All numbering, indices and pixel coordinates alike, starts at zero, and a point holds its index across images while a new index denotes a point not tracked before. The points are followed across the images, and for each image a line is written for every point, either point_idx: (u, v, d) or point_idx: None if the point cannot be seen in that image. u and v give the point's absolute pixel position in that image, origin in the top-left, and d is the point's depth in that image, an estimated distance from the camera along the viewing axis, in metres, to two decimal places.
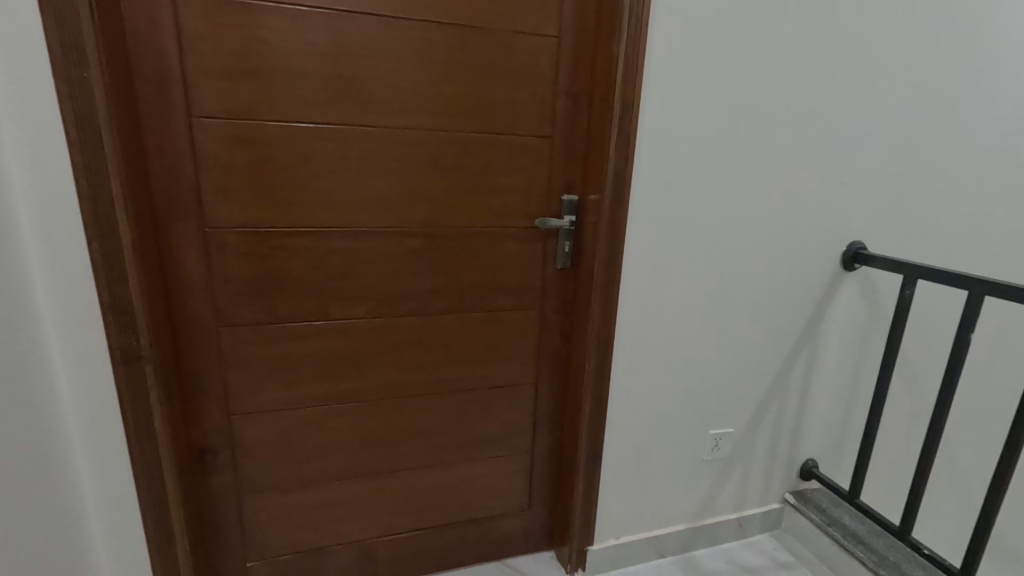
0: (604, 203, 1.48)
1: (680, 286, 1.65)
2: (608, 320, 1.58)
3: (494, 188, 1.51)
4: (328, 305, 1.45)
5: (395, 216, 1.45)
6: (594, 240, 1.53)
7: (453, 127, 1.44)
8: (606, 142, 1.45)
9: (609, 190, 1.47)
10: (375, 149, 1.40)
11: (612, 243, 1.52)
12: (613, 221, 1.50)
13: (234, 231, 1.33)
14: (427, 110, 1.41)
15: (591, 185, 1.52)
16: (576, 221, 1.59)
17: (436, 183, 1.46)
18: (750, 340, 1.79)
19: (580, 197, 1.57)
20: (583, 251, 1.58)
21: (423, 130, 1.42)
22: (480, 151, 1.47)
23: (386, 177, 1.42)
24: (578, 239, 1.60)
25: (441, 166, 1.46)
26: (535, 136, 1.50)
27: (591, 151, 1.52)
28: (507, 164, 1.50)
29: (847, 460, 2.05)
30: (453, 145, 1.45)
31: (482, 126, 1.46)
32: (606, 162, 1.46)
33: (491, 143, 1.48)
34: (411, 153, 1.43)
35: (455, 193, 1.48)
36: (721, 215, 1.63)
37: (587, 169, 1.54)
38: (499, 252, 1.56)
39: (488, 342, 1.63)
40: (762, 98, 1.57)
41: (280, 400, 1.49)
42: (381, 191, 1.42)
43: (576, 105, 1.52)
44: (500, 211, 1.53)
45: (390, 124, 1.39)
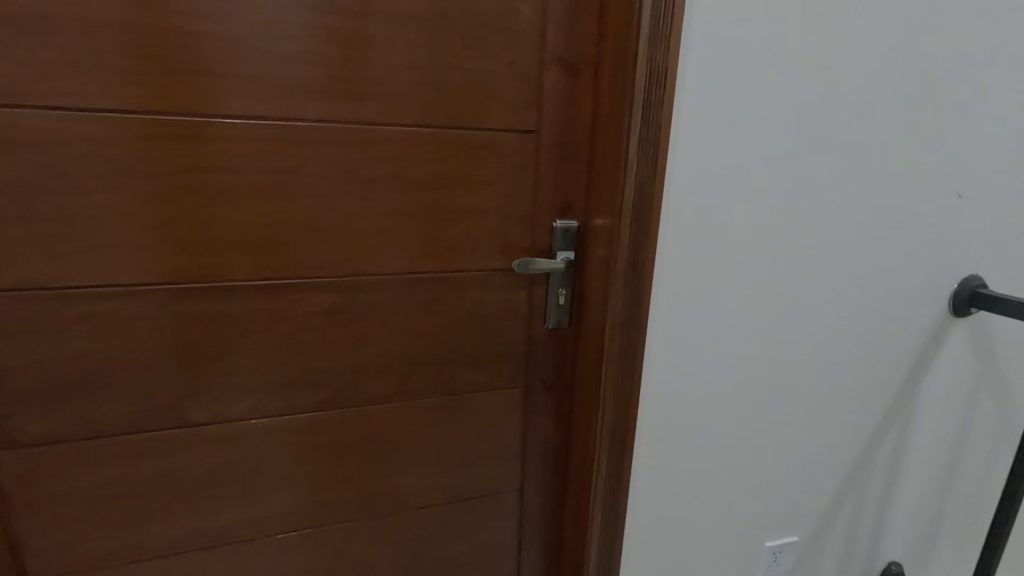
0: (619, 233, 0.95)
1: (730, 349, 1.13)
2: (625, 406, 1.05)
3: (448, 213, 0.97)
4: (185, 402, 0.92)
5: (291, 262, 0.92)
6: (605, 290, 0.99)
7: (379, 119, 0.90)
8: (621, 137, 0.92)
9: (627, 214, 0.93)
10: (250, 156, 0.86)
11: (633, 297, 0.98)
12: (634, 261, 0.96)
13: (6, 296, 0.80)
14: (332, 92, 0.87)
15: (597, 204, 0.99)
16: (577, 258, 1.04)
17: (357, 207, 0.93)
18: (823, 416, 1.27)
19: (582, 222, 1.03)
20: (587, 304, 1.05)
21: (329, 124, 0.88)
22: (423, 155, 0.94)
23: (274, 201, 0.89)
24: (581, 286, 1.05)
25: (362, 182, 0.92)
26: (510, 132, 0.97)
27: (597, 154, 0.98)
28: (467, 176, 0.97)
29: (940, 560, 1.54)
30: (380, 149, 0.91)
31: (426, 117, 0.92)
32: (621, 169, 0.93)
33: (442, 141, 0.94)
34: (311, 161, 0.89)
35: (387, 220, 0.95)
36: (792, 246, 1.10)
37: (592, 178, 1.00)
38: (459, 309, 1.03)
39: (449, 439, 1.10)
40: (857, 70, 1.03)
41: (111, 552, 0.94)
42: (265, 224, 0.89)
43: (576, 81, 0.97)
44: (460, 248, 1.00)
45: (274, 115, 0.86)
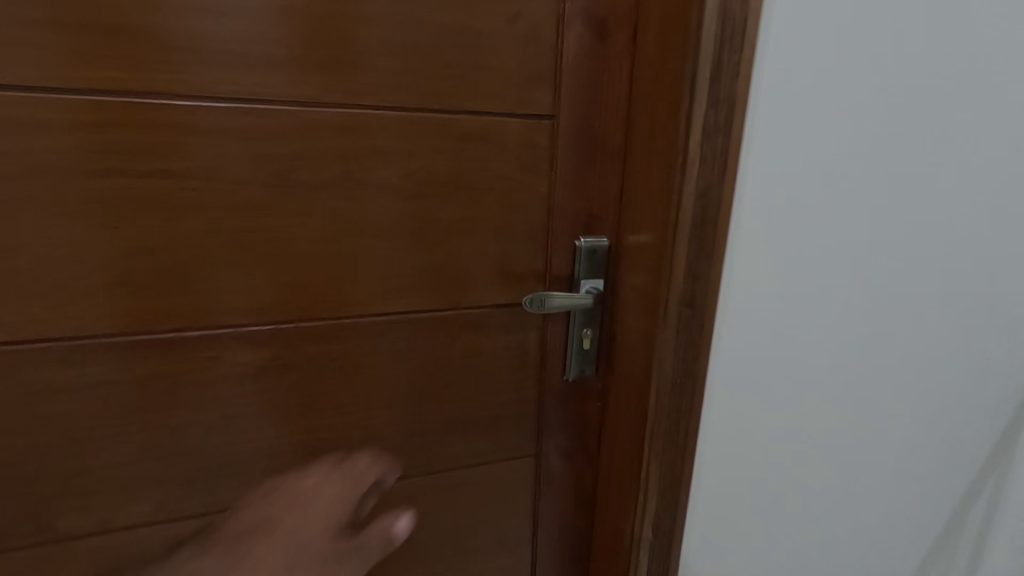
0: (670, 262, 0.67)
1: (804, 400, 0.87)
2: (674, 491, 0.77)
3: (429, 231, 0.70)
4: (57, 506, 0.65)
5: (205, 305, 0.64)
6: (649, 339, 0.71)
7: (327, 97, 0.63)
8: (675, 124, 0.62)
9: (682, 236, 0.65)
10: (136, 153, 0.59)
11: (688, 349, 0.70)
12: (689, 301, 0.68)
13: None
14: (257, 59, 0.60)
15: (636, 217, 0.71)
16: (608, 290, 0.78)
17: (299, 224, 0.65)
18: (907, 475, 1.02)
19: (614, 242, 0.76)
20: (620, 353, 0.77)
21: (253, 106, 0.61)
22: (393, 151, 0.66)
23: (176, 218, 0.61)
24: (614, 329, 0.78)
25: (305, 189, 0.64)
26: (514, 118, 0.69)
27: (636, 147, 0.70)
28: (456, 179, 0.69)
29: None
30: (330, 142, 0.64)
31: (396, 96, 0.65)
32: (673, 171, 0.64)
33: (420, 130, 0.66)
34: (231, 160, 0.61)
35: (343, 243, 0.67)
36: (893, 269, 0.83)
37: (628, 182, 0.72)
38: (447, 361, 0.75)
39: (438, 528, 0.83)
40: (994, 34, 0.76)
41: None
42: (163, 251, 0.62)
43: (608, 45, 0.69)
44: (447, 279, 0.72)
45: (170, 93, 0.58)
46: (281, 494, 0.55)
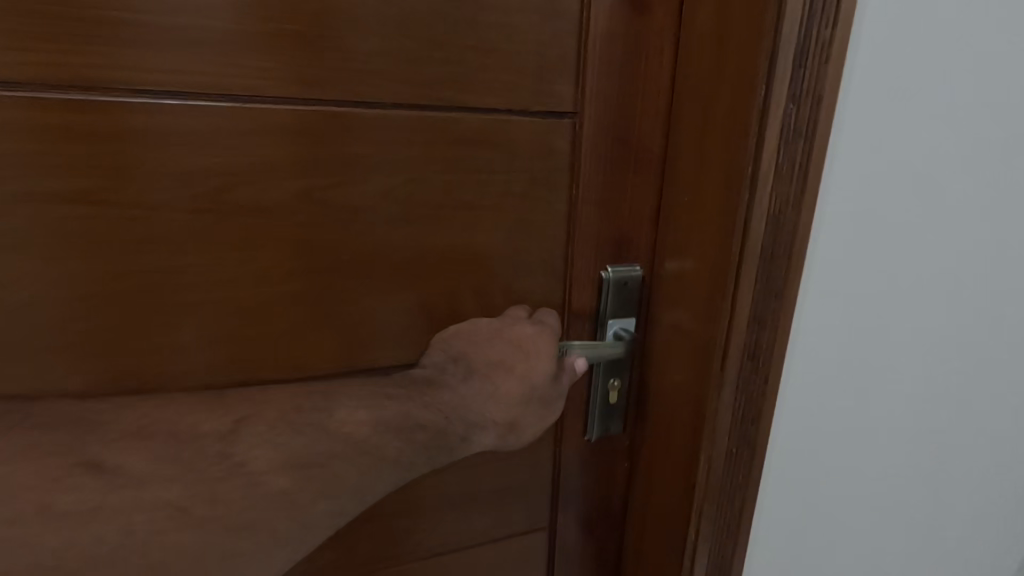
0: (728, 304, 0.52)
1: (903, 478, 0.67)
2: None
3: (416, 264, 0.54)
4: None
5: (117, 369, 0.48)
6: (698, 398, 0.56)
7: (274, 90, 0.46)
8: (743, 127, 0.47)
9: (747, 271, 0.50)
10: (6, 169, 0.42)
11: (747, 411, 0.55)
12: (751, 353, 0.53)
13: None
14: (176, 39, 0.43)
15: (680, 244, 0.56)
16: (641, 331, 0.63)
17: (243, 261, 0.49)
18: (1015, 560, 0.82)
19: (650, 272, 0.61)
20: (657, 410, 0.63)
21: (171, 102, 0.44)
22: (368, 162, 0.50)
23: (69, 256, 0.45)
24: (648, 380, 0.63)
25: (249, 213, 0.48)
26: (525, 118, 0.53)
27: (682, 155, 0.55)
28: (450, 197, 0.53)
29: None
30: (279, 149, 0.47)
31: (370, 89, 0.48)
32: (738, 189, 0.48)
33: (402, 135, 0.50)
34: (143, 175, 0.45)
35: (302, 281, 0.51)
36: (1013, 311, 0.65)
37: (671, 199, 0.57)
38: None
39: None
40: None
41: None
42: (53, 298, 0.45)
43: (647, 24, 0.54)
44: (440, 322, 0.57)
45: (55, 81, 0.42)
46: (502, 336, 0.56)
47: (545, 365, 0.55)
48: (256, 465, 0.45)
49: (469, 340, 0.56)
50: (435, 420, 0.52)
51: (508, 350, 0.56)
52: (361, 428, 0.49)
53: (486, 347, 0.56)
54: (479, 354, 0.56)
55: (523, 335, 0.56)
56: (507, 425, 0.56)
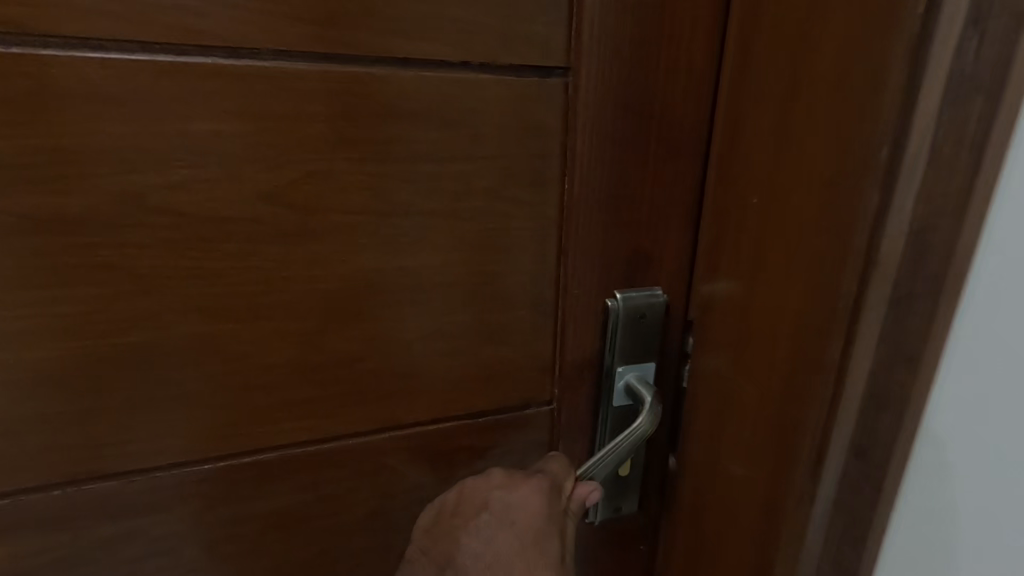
0: (832, 367, 0.34)
1: None
2: None
3: (335, 298, 0.37)
4: None
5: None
6: (771, 503, 0.38)
7: (81, 25, 0.28)
8: (873, 86, 0.29)
9: (868, 318, 0.32)
10: None
11: (850, 539, 0.36)
12: (860, 449, 0.35)
13: None
14: None
15: (744, 274, 0.38)
16: (677, 388, 0.45)
17: (54, 300, 0.32)
18: None
19: (696, 311, 0.43)
20: (700, 502, 0.45)
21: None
22: (246, 144, 0.32)
23: None
24: (685, 457, 0.45)
25: (56, 228, 0.30)
26: (493, 76, 0.35)
27: (749, 140, 0.37)
28: (380, 197, 0.35)
29: None
30: (96, 124, 0.30)
31: (241, 28, 0.30)
32: (859, 191, 0.31)
33: (300, 102, 0.32)
34: None
35: (153, 328, 0.34)
36: None
37: (728, 205, 0.39)
38: (383, 517, 0.42)
39: None
40: None
41: None
42: None
43: None
44: (379, 379, 0.39)
45: None
46: (489, 510, 0.41)
47: (549, 551, 0.41)
48: None
49: (443, 531, 0.41)
50: None
51: (497, 547, 0.41)
52: None
53: (475, 537, 0.41)
54: (461, 553, 0.41)
55: (515, 501, 0.41)
56: None
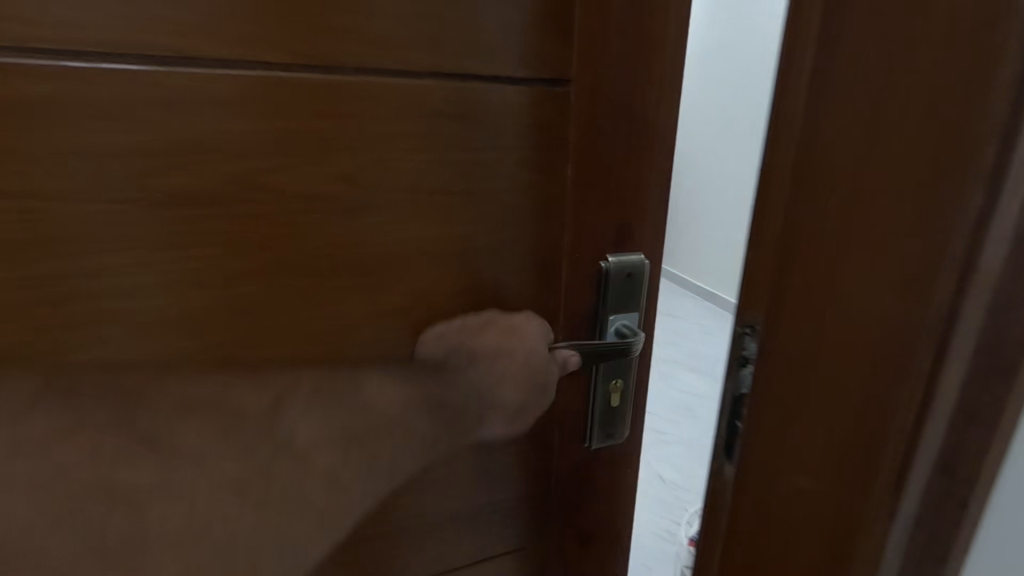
0: (912, 411, 0.25)
1: None
2: None
3: (391, 261, 0.47)
4: None
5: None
6: (844, 531, 0.29)
7: (218, 49, 0.38)
8: (994, 55, 0.21)
9: (972, 318, 0.23)
10: None
11: (927, 570, 0.27)
12: (945, 461, 0.25)
13: None
14: None
15: (825, 240, 0.27)
16: (737, 392, 0.34)
17: (186, 261, 0.41)
18: None
19: (761, 315, 0.31)
20: (759, 535, 0.33)
21: (71, 65, 0.35)
22: (324, 143, 0.42)
23: None
24: (743, 469, 0.33)
25: (191, 205, 0.40)
26: (512, 87, 0.46)
27: (841, 47, 0.25)
28: (428, 181, 0.46)
29: None
30: (225, 125, 0.39)
31: (331, 52, 0.40)
32: (959, 192, 0.23)
33: (369, 107, 0.42)
34: (60, 156, 0.36)
35: (260, 284, 0.43)
36: None
37: (818, 138, 0.27)
38: None
39: None
40: None
41: None
42: None
43: None
44: (421, 326, 0.49)
45: None
46: (505, 324, 0.50)
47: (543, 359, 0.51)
48: (299, 437, 0.38)
49: (471, 327, 0.49)
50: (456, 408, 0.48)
51: (514, 345, 0.50)
52: (392, 404, 0.43)
53: (495, 335, 0.50)
54: (483, 342, 0.49)
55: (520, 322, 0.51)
56: (509, 415, 0.50)
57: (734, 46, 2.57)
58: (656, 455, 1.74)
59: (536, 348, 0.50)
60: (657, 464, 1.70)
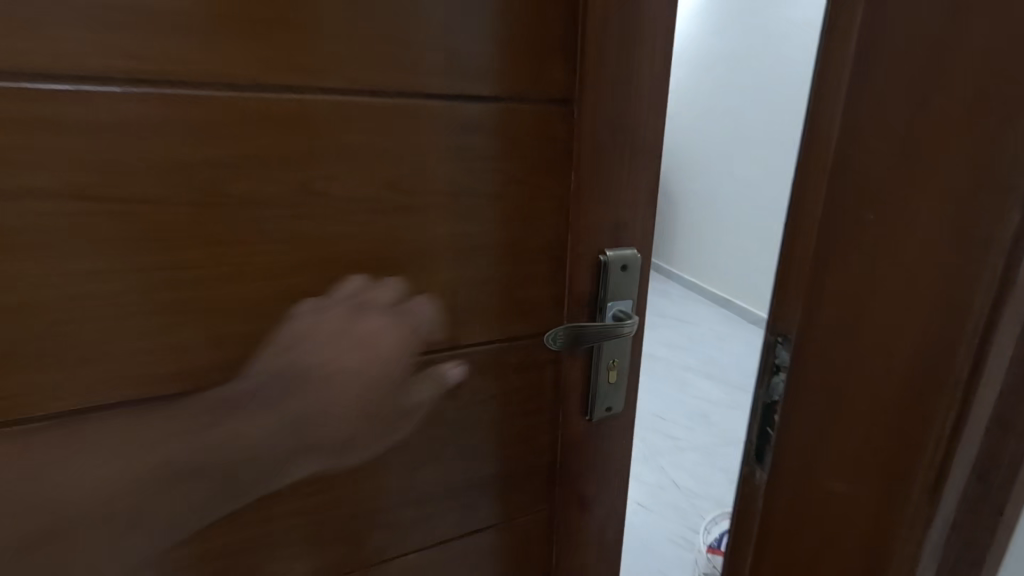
0: (962, 377, 0.33)
1: None
2: None
3: (426, 255, 0.55)
4: None
5: (122, 377, 0.47)
6: (882, 522, 0.36)
7: (299, 77, 0.45)
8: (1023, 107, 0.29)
9: (992, 361, 0.32)
10: (40, 168, 0.40)
11: (966, 552, 0.36)
12: (981, 464, 0.34)
13: None
14: (198, 25, 0.41)
15: (856, 297, 0.34)
16: (768, 399, 0.39)
17: (263, 257, 0.48)
18: None
19: (795, 327, 0.35)
20: (801, 535, 0.38)
21: (185, 92, 0.42)
22: (369, 155, 0.50)
23: (100, 254, 0.43)
24: (778, 474, 0.38)
25: (271, 208, 0.47)
26: (522, 105, 0.55)
27: (867, 131, 0.31)
28: (457, 188, 0.55)
29: None
30: (303, 141, 0.47)
31: (381, 79, 0.48)
32: (999, 210, 0.30)
33: (411, 124, 0.51)
34: (168, 168, 0.43)
35: (320, 276, 0.51)
36: None
37: (850, 213, 0.32)
38: (443, 410, 0.63)
39: None
40: None
41: None
42: (86, 300, 0.44)
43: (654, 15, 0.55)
44: (450, 309, 0.58)
45: (80, 70, 0.40)
46: (368, 318, 0.55)
47: (368, 354, 0.56)
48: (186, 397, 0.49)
49: (344, 318, 0.53)
50: (315, 386, 0.55)
51: (378, 338, 0.56)
52: (250, 379, 0.51)
53: (352, 326, 0.54)
54: (350, 332, 0.54)
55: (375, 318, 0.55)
56: (324, 403, 0.56)
57: (754, 56, 2.65)
58: (673, 463, 1.81)
59: (393, 343, 0.57)
60: (674, 472, 1.78)
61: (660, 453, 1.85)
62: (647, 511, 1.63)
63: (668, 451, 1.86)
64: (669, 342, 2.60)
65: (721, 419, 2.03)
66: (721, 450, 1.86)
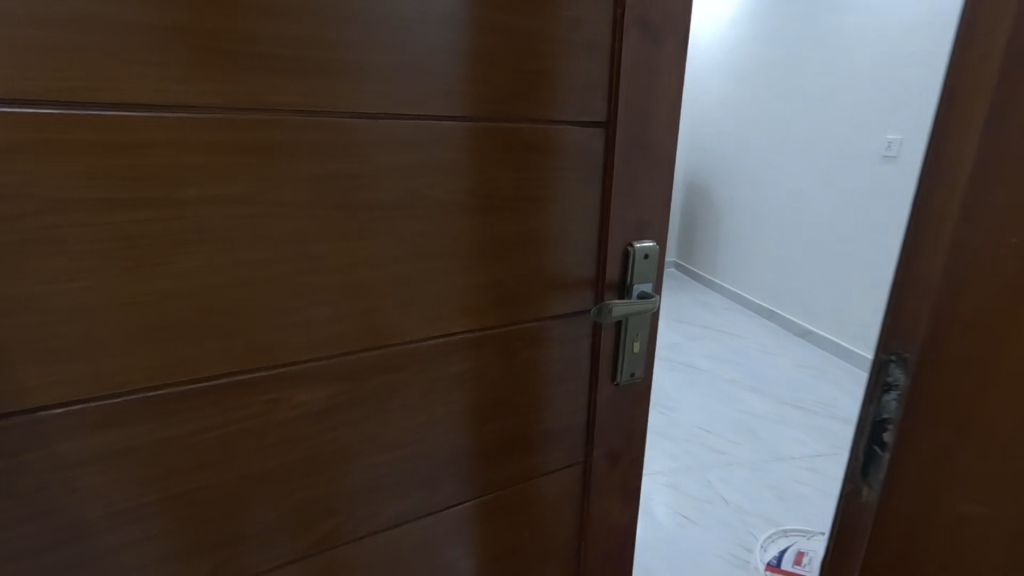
0: None
1: None
2: None
3: (495, 246, 0.69)
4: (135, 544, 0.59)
5: (279, 342, 0.59)
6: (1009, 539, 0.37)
7: (407, 107, 0.59)
8: None
9: None
10: (235, 178, 0.53)
11: None
12: None
13: None
14: (342, 70, 0.55)
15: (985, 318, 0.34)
16: (877, 417, 0.40)
17: (377, 247, 0.62)
18: None
19: (915, 348, 0.37)
20: (916, 545, 0.39)
21: (335, 120, 0.56)
22: (452, 167, 0.64)
23: (266, 245, 0.56)
24: (892, 489, 0.40)
25: (386, 208, 0.61)
26: (576, 129, 0.69)
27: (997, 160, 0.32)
28: (524, 193, 0.69)
29: None
30: (409, 155, 0.61)
31: (466, 108, 0.62)
32: None
33: (491, 144, 0.65)
34: (318, 178, 0.57)
35: (419, 263, 0.65)
36: None
37: (974, 246, 0.33)
38: (501, 377, 0.75)
39: (499, 531, 0.84)
40: None
41: None
42: (254, 281, 0.57)
43: (669, 60, 0.70)
44: (512, 291, 0.72)
45: (263, 104, 0.53)
46: None
47: None
48: None
49: None
50: None
51: None
52: None
53: None
54: None
55: None
56: None
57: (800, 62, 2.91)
58: (721, 478, 1.94)
59: None
60: (721, 487, 1.90)
61: (708, 469, 1.99)
62: (691, 524, 1.74)
63: (716, 465, 2.01)
64: (712, 356, 2.85)
65: (769, 435, 2.19)
66: (768, 466, 2.00)
